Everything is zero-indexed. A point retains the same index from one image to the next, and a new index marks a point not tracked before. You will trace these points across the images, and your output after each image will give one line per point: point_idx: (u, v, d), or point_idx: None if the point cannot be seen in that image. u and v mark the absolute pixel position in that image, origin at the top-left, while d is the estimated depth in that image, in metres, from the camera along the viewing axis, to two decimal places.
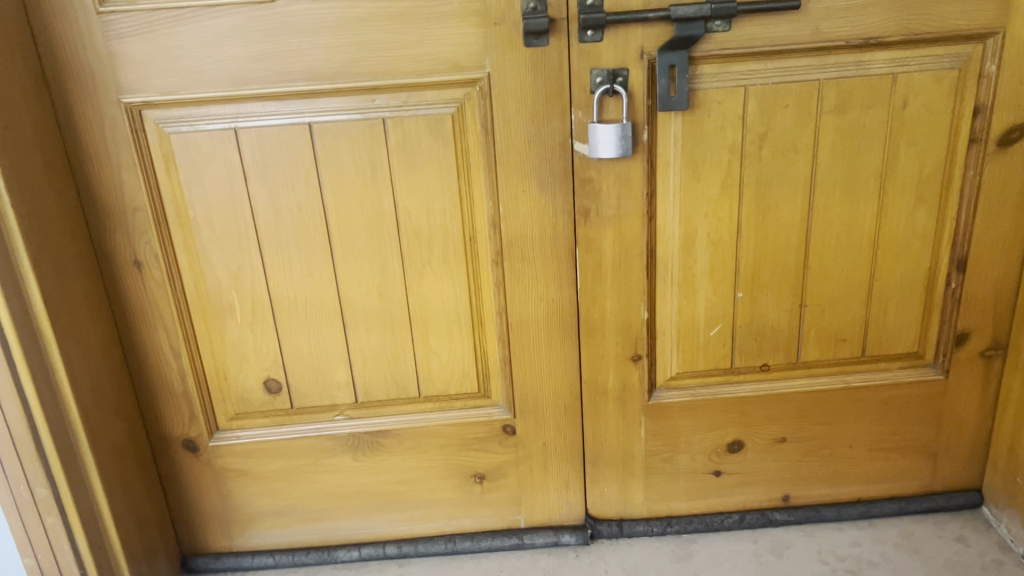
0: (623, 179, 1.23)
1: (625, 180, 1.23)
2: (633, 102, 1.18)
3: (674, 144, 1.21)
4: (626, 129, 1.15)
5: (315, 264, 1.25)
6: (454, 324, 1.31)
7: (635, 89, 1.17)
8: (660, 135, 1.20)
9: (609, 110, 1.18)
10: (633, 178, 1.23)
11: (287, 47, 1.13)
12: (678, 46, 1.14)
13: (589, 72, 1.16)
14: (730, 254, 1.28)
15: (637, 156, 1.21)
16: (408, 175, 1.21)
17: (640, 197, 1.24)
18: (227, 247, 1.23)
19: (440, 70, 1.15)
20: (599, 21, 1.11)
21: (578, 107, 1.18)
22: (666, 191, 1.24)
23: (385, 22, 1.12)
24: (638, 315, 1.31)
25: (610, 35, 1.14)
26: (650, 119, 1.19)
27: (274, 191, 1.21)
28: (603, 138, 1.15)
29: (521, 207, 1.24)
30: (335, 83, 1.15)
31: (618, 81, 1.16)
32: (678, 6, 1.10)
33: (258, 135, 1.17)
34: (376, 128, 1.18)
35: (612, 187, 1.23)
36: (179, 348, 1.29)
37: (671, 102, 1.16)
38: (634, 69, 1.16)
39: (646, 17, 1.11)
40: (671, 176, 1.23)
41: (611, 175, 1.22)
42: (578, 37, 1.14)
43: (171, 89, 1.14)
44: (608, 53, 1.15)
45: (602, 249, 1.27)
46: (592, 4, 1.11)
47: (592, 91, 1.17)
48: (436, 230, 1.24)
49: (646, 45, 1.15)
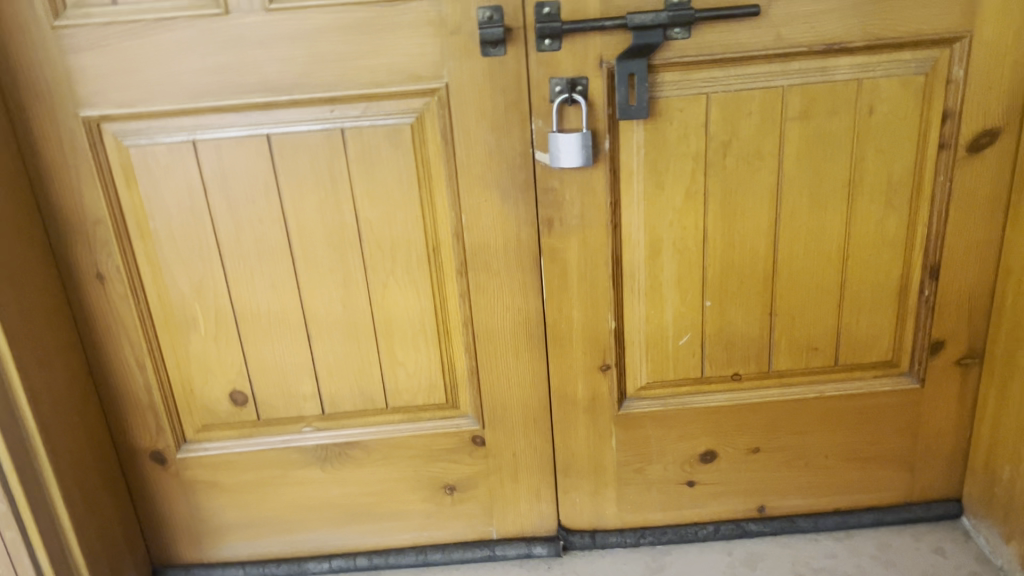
0: (586, 189, 1.21)
1: (587, 189, 1.21)
2: (593, 110, 1.17)
3: (637, 153, 1.20)
4: (586, 139, 1.15)
5: (278, 276, 1.25)
6: (419, 335, 1.30)
7: (595, 97, 1.16)
8: (622, 144, 1.19)
9: (569, 119, 1.17)
10: (596, 187, 1.21)
11: (242, 59, 1.12)
12: (636, 54, 1.12)
13: (548, 81, 1.15)
14: (697, 263, 1.27)
15: (599, 164, 1.20)
16: (368, 185, 1.20)
17: (604, 206, 1.22)
18: (189, 260, 1.23)
19: (396, 80, 1.14)
20: (554, 30, 1.10)
21: (538, 116, 1.17)
22: (630, 199, 1.23)
23: (341, 33, 1.11)
24: (605, 325, 1.30)
25: (568, 44, 1.13)
26: (611, 127, 1.18)
27: (234, 203, 1.20)
28: (562, 147, 1.15)
29: (483, 217, 1.23)
30: (292, 95, 1.14)
31: (577, 90, 1.15)
32: (634, 14, 1.09)
33: (217, 147, 1.17)
34: (334, 138, 1.17)
35: (575, 196, 1.22)
36: (145, 361, 1.28)
37: (631, 111, 1.15)
38: (593, 77, 1.15)
39: (602, 25, 1.10)
40: (635, 185, 1.22)
41: (573, 184, 1.21)
42: (536, 46, 1.13)
43: (128, 102, 1.14)
44: (567, 62, 1.14)
45: (567, 258, 1.26)
46: (549, 13, 1.11)
47: (551, 100, 1.16)
48: (399, 240, 1.24)
49: (604, 53, 1.14)
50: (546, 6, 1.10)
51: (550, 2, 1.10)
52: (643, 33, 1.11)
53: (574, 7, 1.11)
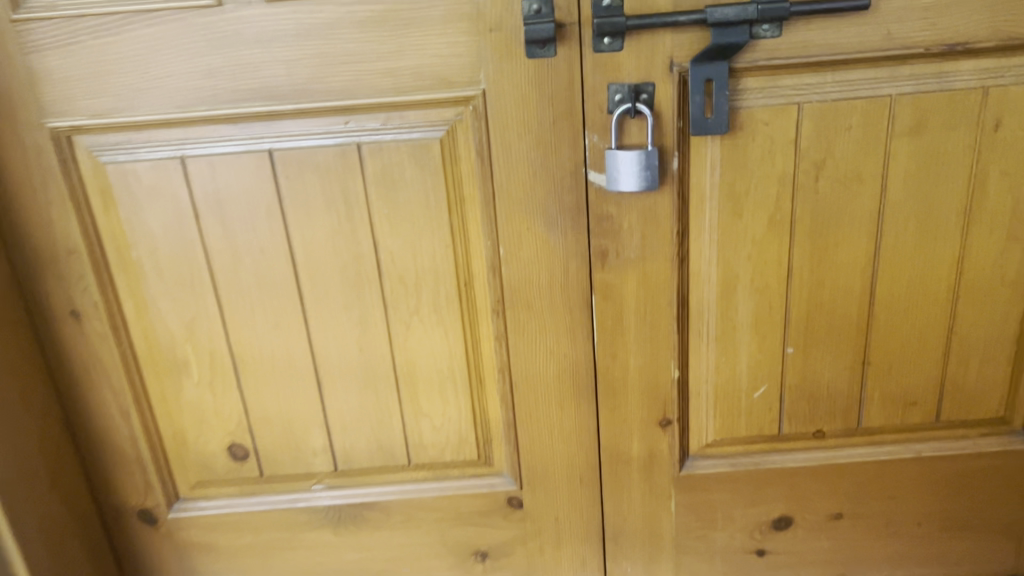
0: (648, 215, 1.02)
1: (650, 216, 1.02)
2: (660, 123, 0.97)
3: (710, 173, 1.00)
4: (649, 159, 0.96)
5: (283, 314, 1.06)
6: (447, 383, 1.11)
7: (663, 107, 0.96)
8: (694, 162, 0.99)
9: (631, 134, 0.97)
10: (661, 214, 1.02)
11: (239, 61, 0.94)
12: (715, 56, 0.92)
13: (606, 87, 0.95)
14: (778, 303, 1.07)
15: (665, 187, 1.00)
16: (389, 210, 1.01)
17: (669, 236, 1.03)
18: (179, 295, 1.05)
19: (423, 86, 0.95)
20: (616, 26, 0.90)
21: (593, 129, 0.97)
22: (701, 228, 1.03)
23: (356, 30, 0.93)
24: (666, 373, 1.10)
25: (631, 43, 0.93)
26: (681, 144, 0.98)
27: (232, 229, 1.01)
28: (621, 168, 0.97)
29: (525, 248, 1.03)
30: (299, 104, 0.95)
31: (642, 99, 0.95)
32: (714, 7, 0.89)
33: (210, 164, 0.98)
34: (349, 155, 0.98)
35: (635, 224, 1.02)
36: (129, 410, 1.10)
37: (706, 124, 0.95)
38: (661, 83, 0.95)
39: (675, 21, 0.90)
40: (706, 211, 1.02)
41: (633, 210, 1.01)
42: (593, 45, 0.93)
43: (105, 111, 0.95)
44: (630, 65, 0.94)
45: (624, 297, 1.06)
46: (609, 6, 0.91)
47: (609, 110, 0.96)
48: (425, 274, 1.04)
49: (675, 54, 0.94)
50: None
51: None
52: (724, 31, 0.91)
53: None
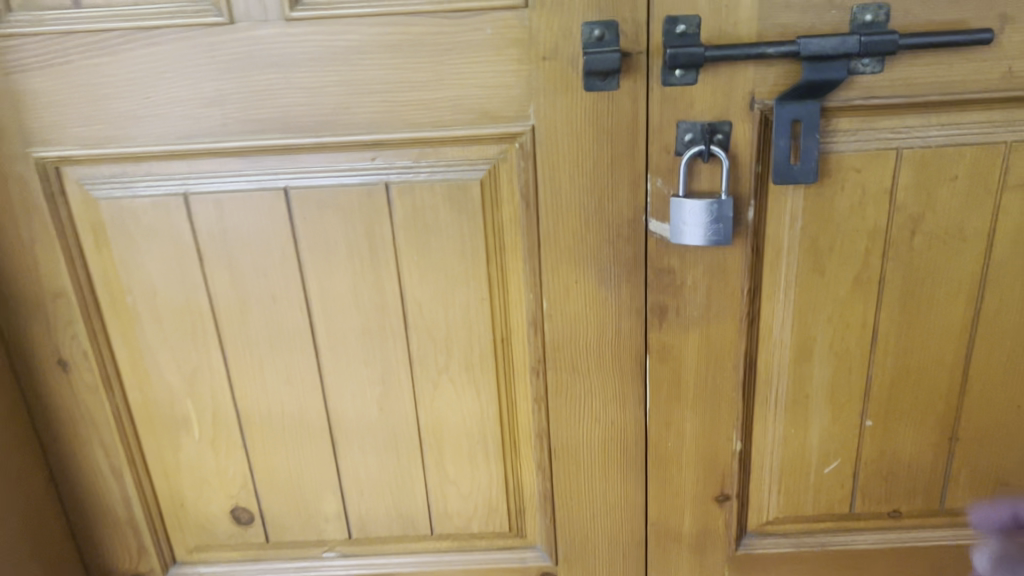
0: (716, 271, 0.89)
1: (717, 271, 0.89)
2: (736, 168, 0.84)
3: (789, 225, 0.87)
4: (723, 209, 0.82)
5: (296, 369, 0.94)
6: (478, 448, 0.98)
7: (739, 150, 0.83)
8: (771, 212, 0.86)
9: (702, 179, 0.85)
10: (730, 269, 0.89)
11: (253, 86, 0.81)
12: (805, 93, 0.79)
13: (674, 125, 0.82)
14: (858, 371, 0.94)
15: (736, 240, 0.87)
16: (418, 257, 0.88)
17: (738, 294, 0.90)
18: (178, 345, 0.92)
19: (463, 120, 0.83)
20: (692, 57, 0.78)
21: (656, 173, 0.85)
22: (774, 286, 0.90)
23: (388, 55, 0.80)
24: (727, 444, 0.97)
25: (707, 76, 0.80)
26: (758, 191, 0.85)
27: (239, 274, 0.89)
28: (689, 218, 0.83)
29: (573, 303, 0.90)
30: (320, 137, 0.83)
31: (716, 139, 0.82)
32: (808, 37, 0.76)
33: (216, 203, 0.86)
34: (376, 195, 0.86)
35: (700, 280, 0.89)
36: (122, 468, 0.99)
37: (791, 170, 0.82)
38: (738, 123, 0.82)
39: (762, 53, 0.77)
40: (782, 267, 0.89)
41: (698, 265, 0.88)
42: (662, 78, 0.80)
43: (97, 140, 0.83)
44: (703, 101, 0.81)
45: (683, 360, 0.93)
46: (683, 33, 0.78)
47: (677, 152, 0.83)
48: (456, 329, 0.92)
49: (757, 90, 0.81)
50: (680, 22, 0.78)
51: (688, 17, 0.78)
52: (818, 65, 0.78)
53: (720, 25, 0.78)
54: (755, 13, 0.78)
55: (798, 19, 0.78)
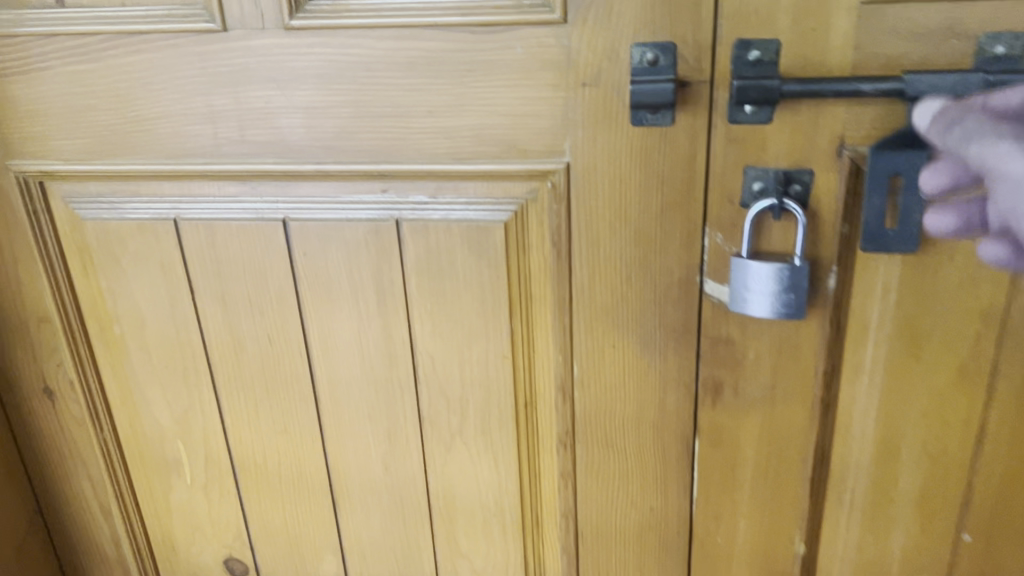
0: (784, 347, 0.73)
1: (786, 347, 0.73)
2: (816, 226, 0.69)
3: (879, 298, 0.71)
4: (797, 277, 0.67)
5: (294, 418, 0.83)
6: (494, 522, 0.86)
7: (820, 206, 0.68)
8: (857, 282, 0.70)
9: (774, 238, 0.69)
10: (802, 345, 0.73)
11: (248, 103, 0.70)
12: (909, 143, 0.63)
13: (740, 172, 0.68)
14: (955, 476, 0.77)
15: (811, 312, 0.72)
16: (432, 305, 0.76)
17: (811, 375, 0.74)
18: (168, 382, 0.83)
19: (487, 153, 0.70)
20: (766, 92, 0.62)
21: (716, 226, 0.70)
22: (857, 370, 0.74)
23: (401, 73, 0.68)
24: (788, 544, 0.82)
25: (784, 114, 0.65)
26: (842, 257, 0.69)
27: (233, 311, 0.79)
28: (758, 285, 0.68)
29: (610, 370, 0.77)
30: (323, 164, 0.72)
31: (793, 190, 0.67)
32: (917, 74, 0.60)
33: (208, 231, 0.76)
34: (385, 234, 0.74)
35: (764, 355, 0.74)
36: (110, 506, 0.91)
37: (886, 237, 0.67)
38: (821, 173, 0.67)
39: (856, 92, 0.61)
40: (867, 348, 0.73)
41: (764, 337, 0.73)
42: (728, 115, 0.65)
43: (81, 156, 0.74)
44: (779, 144, 0.66)
45: (739, 445, 0.78)
46: (757, 61, 0.63)
47: (741, 203, 0.69)
48: (474, 389, 0.79)
49: (847, 133, 0.65)
50: (754, 47, 0.63)
51: (764, 41, 0.63)
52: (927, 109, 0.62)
53: (804, 53, 0.63)
54: (850, 40, 0.62)
55: (907, 50, 0.62)
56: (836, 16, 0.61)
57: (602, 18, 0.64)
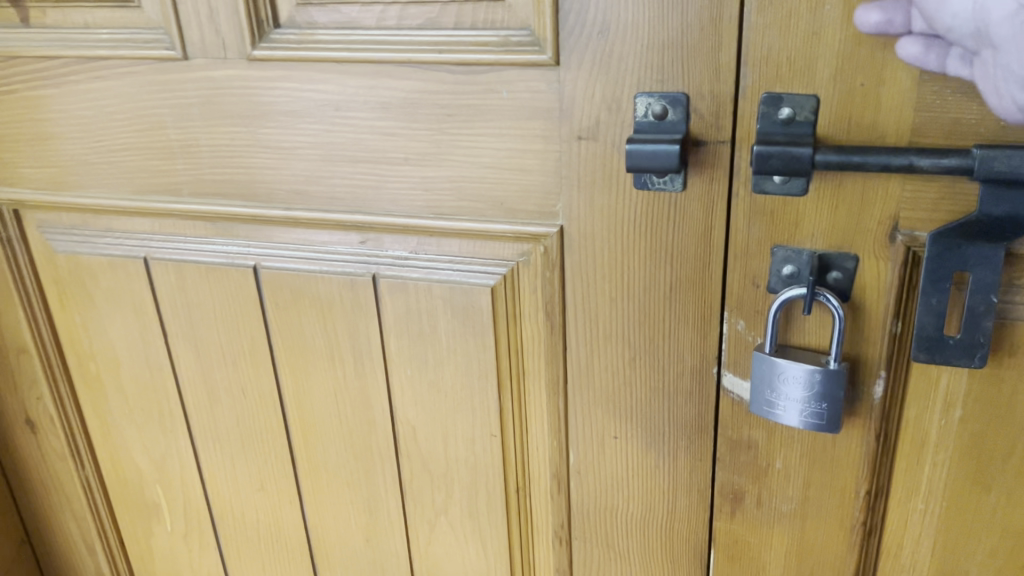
0: (819, 459, 0.61)
1: (821, 459, 0.61)
2: (861, 322, 0.56)
3: (939, 413, 0.57)
4: (832, 386, 0.55)
5: (271, 477, 0.76)
6: None
7: (865, 297, 0.55)
8: (910, 390, 0.57)
9: (807, 330, 0.57)
10: (840, 460, 0.60)
11: (212, 139, 0.63)
12: (979, 232, 0.50)
13: (767, 251, 0.55)
14: None
15: (853, 422, 0.59)
16: (413, 372, 0.68)
17: (850, 495, 0.61)
18: (146, 425, 0.78)
19: (470, 209, 0.60)
20: (795, 162, 0.50)
21: (737, 312, 0.58)
22: (908, 493, 0.60)
23: (374, 115, 0.59)
24: None
25: (821, 186, 0.53)
26: (892, 359, 0.56)
27: (206, 359, 0.73)
28: (788, 389, 0.56)
29: (611, 463, 0.66)
30: (293, 210, 0.64)
31: (832, 277, 0.55)
32: (992, 149, 0.47)
33: (179, 274, 0.69)
34: (362, 290, 0.66)
35: (794, 466, 0.62)
36: (94, 545, 0.86)
37: (945, 346, 0.52)
38: (867, 259, 0.54)
39: (910, 166, 0.48)
40: (922, 470, 0.59)
41: (794, 445, 0.61)
42: (754, 184, 0.53)
43: (53, 184, 0.69)
44: (815, 221, 0.54)
45: (761, 562, 0.66)
46: (788, 118, 0.51)
47: (767, 286, 0.56)
48: (459, 467, 0.70)
49: (902, 214, 0.52)
50: (785, 104, 0.51)
51: (797, 96, 0.51)
52: (1005, 193, 0.48)
53: (848, 114, 0.50)
54: (907, 100, 0.49)
55: (983, 116, 0.48)
56: (889, 70, 0.49)
57: (600, 61, 0.53)
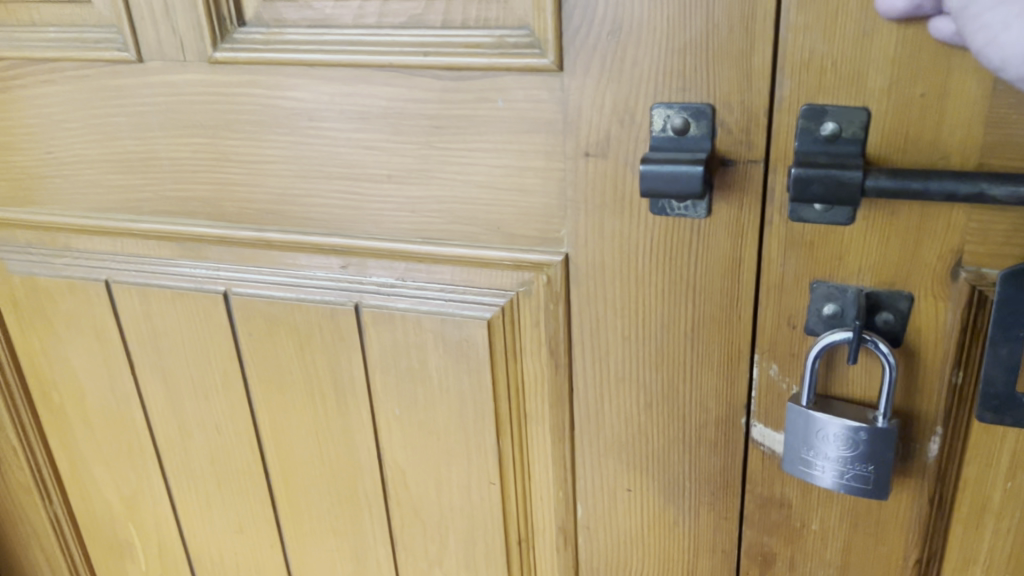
0: (863, 521, 0.53)
1: (864, 523, 0.53)
2: (914, 369, 0.48)
3: (1004, 477, 0.49)
4: (879, 446, 0.47)
5: (250, 519, 0.70)
6: None
7: (920, 341, 0.47)
8: (975, 449, 0.48)
9: (850, 377, 0.49)
10: (887, 523, 0.52)
11: (174, 152, 0.56)
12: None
13: (806, 287, 0.48)
14: None
15: (904, 482, 0.51)
16: (402, 412, 0.60)
17: (897, 563, 0.53)
18: (115, 460, 0.71)
19: (462, 233, 0.53)
20: (840, 188, 0.41)
21: (769, 356, 0.50)
22: (965, 565, 0.52)
23: (351, 126, 0.52)
24: None
25: (871, 215, 0.44)
26: (951, 414, 0.48)
27: (176, 391, 0.66)
28: (828, 448, 0.48)
29: (623, 516, 0.59)
30: (265, 232, 0.57)
31: (881, 318, 0.47)
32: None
33: (143, 299, 0.63)
34: (343, 320, 0.58)
35: (833, 529, 0.54)
36: None
37: (1016, 405, 0.45)
38: (924, 299, 0.46)
39: (980, 194, 0.40)
40: (985, 540, 0.51)
41: (833, 505, 0.53)
42: (790, 211, 0.45)
43: (9, 199, 0.63)
44: (863, 255, 0.46)
45: None
46: (831, 135, 0.43)
47: (805, 327, 0.49)
48: (454, 516, 0.63)
49: (967, 248, 0.44)
50: (828, 118, 0.43)
51: (842, 110, 0.42)
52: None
53: (904, 131, 0.42)
54: (977, 115, 0.41)
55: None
56: (956, 79, 0.40)
57: (609, 67, 0.46)
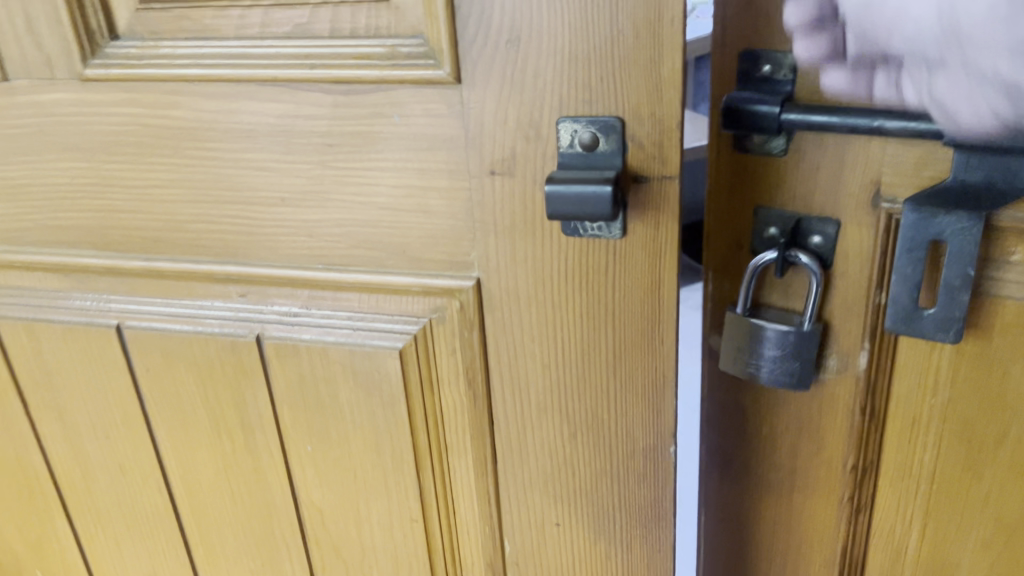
0: (806, 423, 0.54)
1: (806, 427, 0.54)
2: (846, 292, 0.49)
3: (927, 392, 0.49)
4: (807, 343, 0.48)
5: (163, 561, 0.65)
6: None
7: (845, 259, 0.48)
8: (900, 365, 0.49)
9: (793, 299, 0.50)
10: (824, 424, 0.53)
11: (52, 177, 0.52)
12: (955, 201, 0.42)
13: (749, 210, 0.50)
14: None
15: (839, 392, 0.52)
16: (314, 449, 0.56)
17: (837, 468, 0.54)
18: (16, 505, 0.66)
19: (365, 259, 0.49)
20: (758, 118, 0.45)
21: (722, 277, 0.52)
22: (899, 479, 0.53)
23: (239, 145, 0.47)
24: None
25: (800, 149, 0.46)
26: (875, 334, 0.49)
27: (74, 431, 0.61)
28: (758, 350, 0.49)
29: (553, 551, 0.55)
30: (156, 261, 0.52)
31: (813, 241, 0.48)
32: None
33: (30, 335, 0.58)
34: (245, 354, 0.54)
35: (779, 431, 0.55)
36: None
37: (919, 320, 0.45)
38: (849, 226, 0.47)
39: (876, 127, 0.42)
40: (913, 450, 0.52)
41: (778, 408, 0.54)
42: (733, 141, 0.48)
43: None
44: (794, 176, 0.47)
45: (748, 538, 0.60)
46: (768, 76, 0.45)
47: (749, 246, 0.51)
48: (377, 555, 0.59)
49: (884, 177, 0.45)
50: (766, 61, 0.45)
51: (779, 50, 0.44)
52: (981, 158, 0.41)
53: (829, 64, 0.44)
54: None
55: None
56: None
57: (510, 79, 0.42)
